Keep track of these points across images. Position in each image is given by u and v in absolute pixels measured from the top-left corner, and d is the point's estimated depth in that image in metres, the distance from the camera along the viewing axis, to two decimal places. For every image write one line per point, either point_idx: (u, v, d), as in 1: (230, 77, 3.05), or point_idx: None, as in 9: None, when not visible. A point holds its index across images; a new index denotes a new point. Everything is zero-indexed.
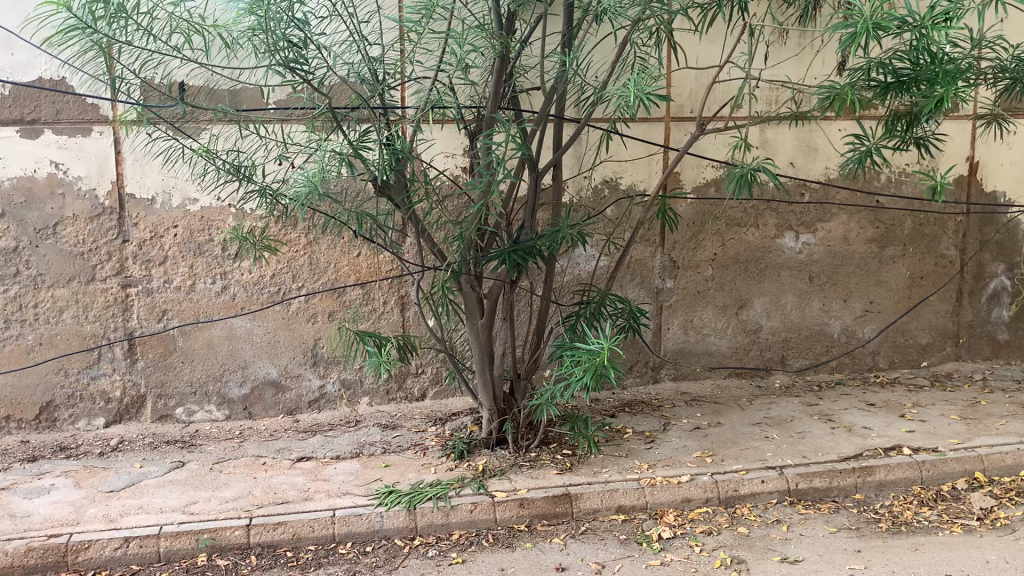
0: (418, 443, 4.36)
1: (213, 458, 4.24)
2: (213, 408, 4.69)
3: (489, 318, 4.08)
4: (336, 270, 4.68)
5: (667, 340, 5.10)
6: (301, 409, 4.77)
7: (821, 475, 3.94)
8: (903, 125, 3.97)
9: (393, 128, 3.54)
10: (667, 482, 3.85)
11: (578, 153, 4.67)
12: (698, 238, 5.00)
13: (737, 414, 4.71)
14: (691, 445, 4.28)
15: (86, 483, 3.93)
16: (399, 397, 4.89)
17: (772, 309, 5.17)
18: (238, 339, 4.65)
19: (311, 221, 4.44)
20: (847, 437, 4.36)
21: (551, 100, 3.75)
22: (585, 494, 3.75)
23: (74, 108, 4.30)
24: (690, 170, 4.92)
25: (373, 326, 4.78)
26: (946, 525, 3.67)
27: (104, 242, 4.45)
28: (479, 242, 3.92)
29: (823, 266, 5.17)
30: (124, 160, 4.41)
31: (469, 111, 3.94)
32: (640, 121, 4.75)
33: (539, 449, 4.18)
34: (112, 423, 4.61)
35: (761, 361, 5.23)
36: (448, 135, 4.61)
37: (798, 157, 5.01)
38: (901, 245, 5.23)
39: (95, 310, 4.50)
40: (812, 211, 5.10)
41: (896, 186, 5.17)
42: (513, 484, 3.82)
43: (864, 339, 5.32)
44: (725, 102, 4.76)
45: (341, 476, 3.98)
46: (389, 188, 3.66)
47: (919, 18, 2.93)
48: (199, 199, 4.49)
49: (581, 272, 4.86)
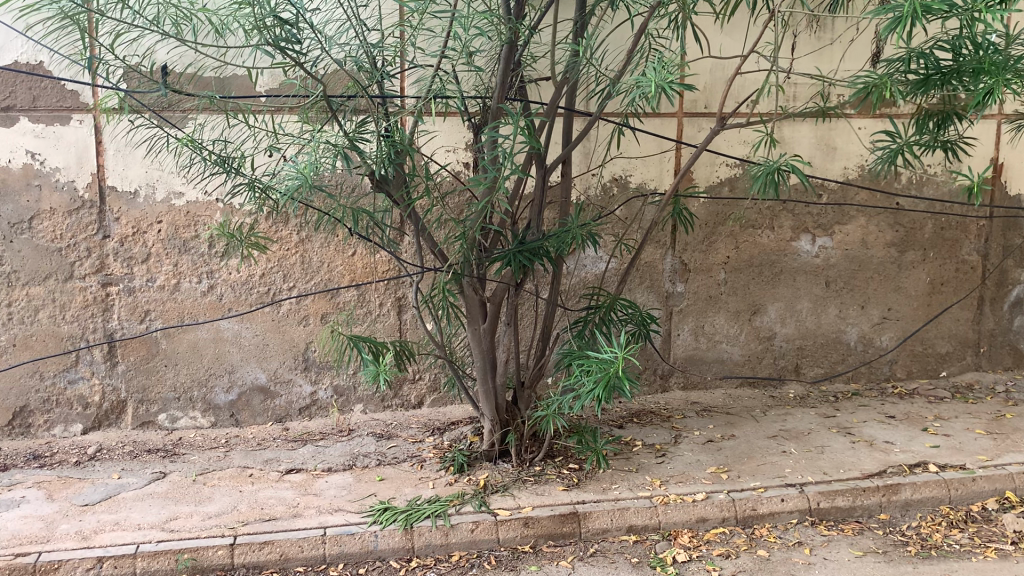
0: (415, 455, 4.11)
1: (196, 469, 3.98)
2: (198, 414, 4.43)
3: (492, 323, 3.84)
4: (330, 270, 4.43)
5: (677, 346, 4.86)
6: (290, 417, 4.52)
7: (843, 494, 3.71)
8: (936, 123, 3.76)
9: (392, 118, 3.29)
10: (680, 501, 3.60)
11: (586, 150, 4.43)
12: (711, 241, 4.77)
13: (751, 426, 4.47)
14: (704, 460, 4.03)
15: (59, 496, 3.67)
16: (395, 405, 4.65)
17: (787, 315, 4.93)
18: (224, 341, 4.39)
19: (304, 218, 4.19)
20: (868, 453, 4.12)
21: (561, 91, 3.49)
22: (594, 513, 3.50)
23: (52, 94, 4.04)
24: (703, 169, 4.68)
25: (368, 329, 4.53)
26: (979, 549, 3.43)
27: (83, 237, 4.19)
28: (483, 242, 3.67)
29: (840, 271, 4.94)
30: (104, 151, 4.14)
31: (474, 102, 3.69)
32: (652, 117, 4.51)
33: (543, 463, 3.93)
34: (90, 429, 4.35)
35: (774, 370, 5.00)
36: (451, 127, 4.35)
37: (817, 157, 4.78)
38: (922, 249, 5.00)
39: (73, 310, 4.24)
40: (829, 213, 4.87)
41: (917, 188, 4.94)
42: (517, 502, 3.57)
43: (882, 347, 5.09)
44: (741, 97, 4.53)
45: (333, 491, 3.73)
46: (388, 183, 3.41)
47: (971, 1, 2.70)
48: (184, 193, 4.23)
49: (589, 275, 4.62)
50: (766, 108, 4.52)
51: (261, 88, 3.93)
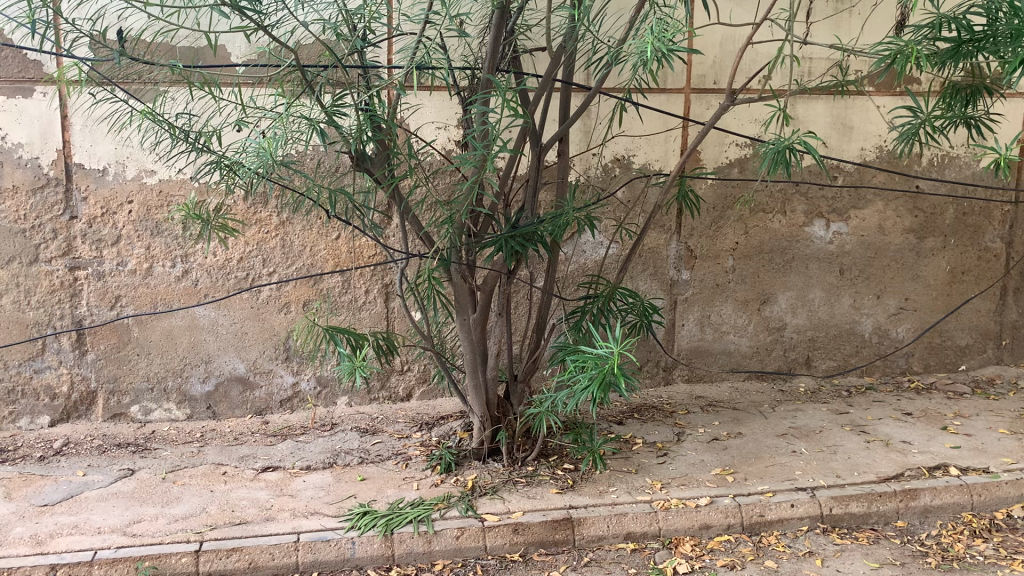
0: (400, 452, 3.86)
1: (167, 466, 3.74)
2: (172, 406, 4.19)
3: (482, 313, 3.56)
4: (312, 254, 4.16)
5: (681, 337, 4.59)
6: (271, 410, 4.27)
7: (858, 499, 3.44)
8: (964, 99, 3.51)
9: (373, 90, 3.02)
10: (682, 506, 3.34)
11: (587, 127, 4.16)
12: (719, 225, 4.49)
13: (759, 424, 4.20)
14: (709, 461, 3.77)
15: (18, 495, 3.43)
16: (382, 397, 4.40)
17: (798, 305, 4.66)
18: (200, 329, 4.14)
19: (283, 199, 3.92)
20: (884, 454, 3.85)
21: (557, 62, 3.16)
22: (589, 519, 3.25)
23: (13, 64, 3.76)
24: (712, 149, 4.39)
25: (352, 318, 4.27)
26: (1005, 562, 3.16)
27: (49, 218, 3.93)
28: (472, 227, 3.40)
29: (855, 258, 4.66)
30: (70, 125, 3.87)
31: (464, 74, 3.43)
32: (657, 92, 4.22)
33: (537, 463, 3.68)
34: (58, 422, 4.11)
35: (784, 363, 4.73)
36: (439, 103, 4.06)
37: (832, 136, 4.50)
38: (942, 236, 4.71)
39: (38, 296, 3.99)
40: (844, 197, 4.58)
41: (939, 170, 4.65)
42: (506, 506, 3.32)
43: (898, 339, 4.81)
44: (752, 72, 4.26)
45: (310, 492, 3.48)
46: (368, 160, 3.12)
47: None
48: (156, 171, 3.96)
49: (589, 261, 4.35)
50: (779, 83, 4.24)
51: (236, 58, 3.69)
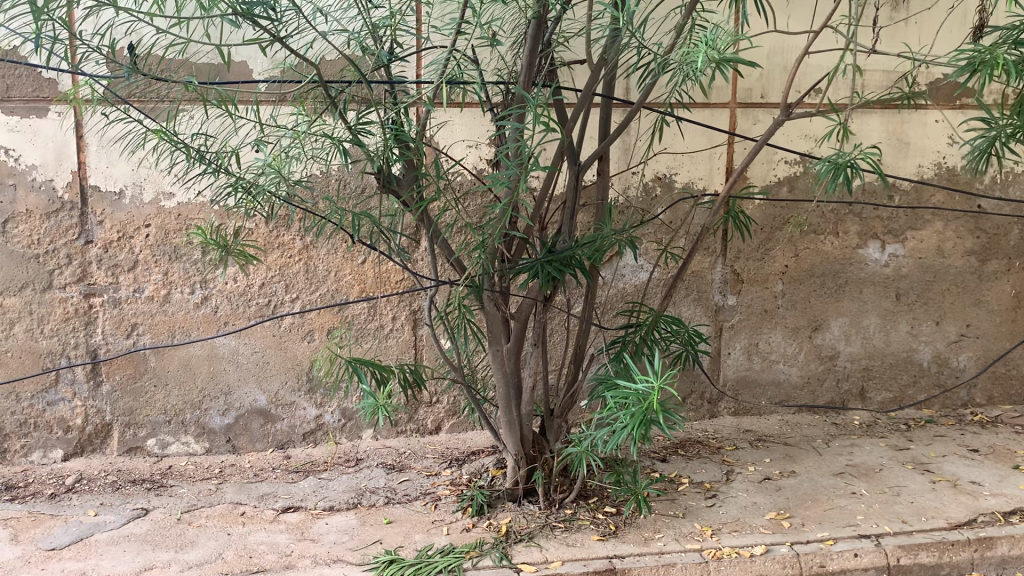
0: (429, 492, 3.62)
1: (183, 505, 3.53)
2: (190, 440, 3.99)
3: (516, 343, 3.32)
4: (337, 280, 3.95)
5: (726, 367, 4.33)
6: (293, 443, 4.06)
7: (929, 548, 3.15)
8: None
9: (401, 106, 2.81)
10: (735, 555, 3.06)
11: (626, 145, 3.93)
12: (767, 248, 4.22)
13: (813, 461, 3.92)
14: (762, 504, 3.49)
15: (25, 538, 3.24)
16: (409, 430, 4.18)
17: (852, 332, 4.37)
18: (220, 359, 3.94)
19: (305, 222, 3.72)
20: (953, 496, 3.54)
21: (598, 76, 2.92)
22: (634, 569, 2.98)
23: (27, 83, 3.60)
24: (759, 167, 4.14)
25: (378, 346, 4.05)
26: None
27: (64, 243, 3.76)
28: (505, 252, 3.16)
29: (912, 282, 4.37)
30: (86, 146, 3.70)
31: (498, 91, 3.22)
32: (701, 107, 3.99)
33: (575, 506, 3.42)
34: (71, 456, 3.93)
35: (837, 394, 4.44)
36: (470, 120, 3.86)
37: (887, 153, 4.23)
38: (1006, 258, 4.41)
39: (53, 324, 3.82)
40: (901, 218, 4.29)
41: (1002, 188, 4.35)
42: (544, 555, 3.06)
43: (959, 369, 4.49)
44: (803, 87, 4.02)
45: (333, 536, 3.25)
46: (395, 182, 2.89)
47: None
48: (174, 194, 3.78)
49: (628, 286, 4.11)
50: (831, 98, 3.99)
51: (259, 75, 3.58)
